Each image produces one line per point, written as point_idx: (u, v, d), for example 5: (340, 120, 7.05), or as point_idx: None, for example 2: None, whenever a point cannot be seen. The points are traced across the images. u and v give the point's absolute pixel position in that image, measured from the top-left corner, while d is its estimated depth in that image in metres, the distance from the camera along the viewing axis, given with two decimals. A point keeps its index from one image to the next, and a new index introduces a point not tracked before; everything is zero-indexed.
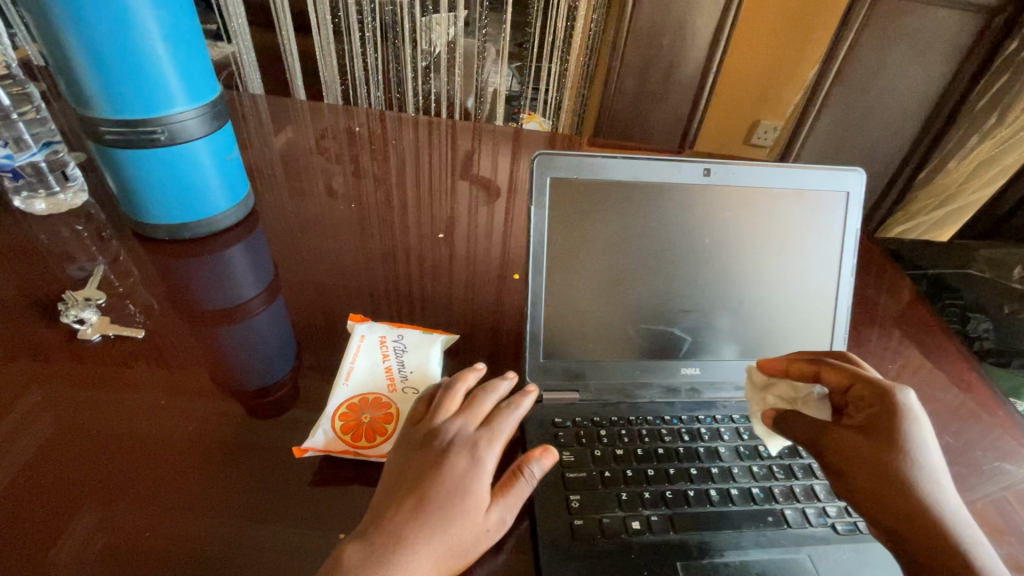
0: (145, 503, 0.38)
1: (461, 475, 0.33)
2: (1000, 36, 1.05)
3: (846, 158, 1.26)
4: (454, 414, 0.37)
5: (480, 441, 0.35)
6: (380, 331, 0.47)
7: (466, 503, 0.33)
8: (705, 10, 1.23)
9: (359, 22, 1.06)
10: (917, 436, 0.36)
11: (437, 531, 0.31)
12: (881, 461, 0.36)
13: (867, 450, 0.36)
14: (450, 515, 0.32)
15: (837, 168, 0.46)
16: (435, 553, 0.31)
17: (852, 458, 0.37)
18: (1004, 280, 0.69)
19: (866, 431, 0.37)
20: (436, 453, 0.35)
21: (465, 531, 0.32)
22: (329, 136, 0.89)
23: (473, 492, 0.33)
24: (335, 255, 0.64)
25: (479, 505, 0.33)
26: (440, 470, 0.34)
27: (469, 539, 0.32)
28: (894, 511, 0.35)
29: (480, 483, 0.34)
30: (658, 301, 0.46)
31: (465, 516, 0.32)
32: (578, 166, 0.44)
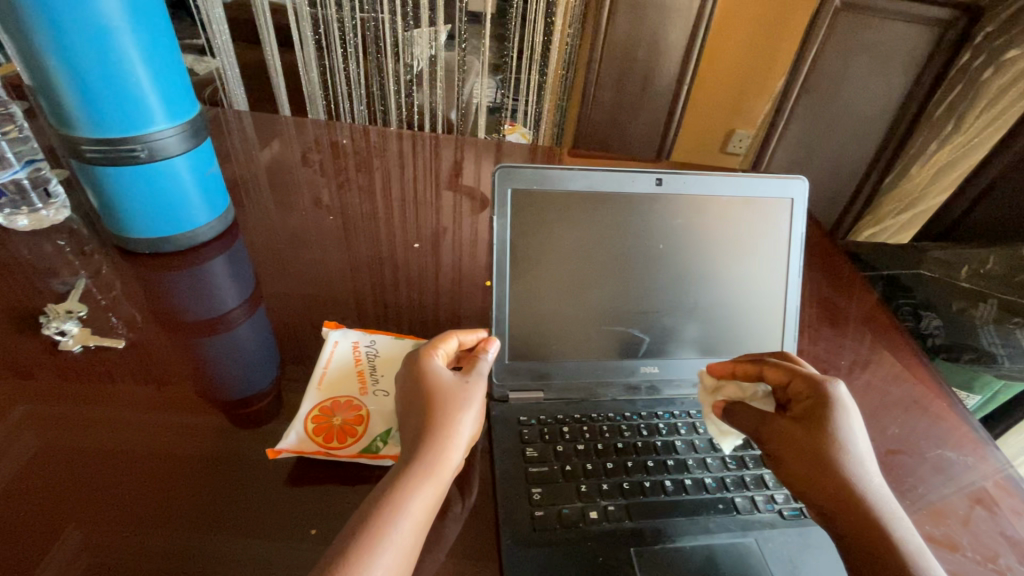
0: (123, 518, 0.39)
1: (425, 377, 0.40)
2: (954, 48, 1.10)
3: (815, 165, 1.30)
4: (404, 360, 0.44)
5: (417, 354, 0.42)
6: (354, 337, 0.49)
7: (441, 389, 0.39)
8: (678, 24, 1.27)
9: (342, 39, 1.08)
10: (848, 426, 0.40)
11: (439, 412, 0.38)
12: (819, 454, 0.39)
13: (807, 444, 0.39)
14: (439, 400, 0.39)
15: (782, 177, 0.49)
16: (449, 421, 0.38)
17: (795, 452, 0.40)
18: (951, 279, 0.69)
19: (804, 425, 0.40)
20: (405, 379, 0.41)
21: (459, 399, 0.39)
22: (312, 149, 0.91)
23: (439, 379, 0.40)
24: (315, 265, 0.66)
25: (452, 382, 0.40)
26: (418, 384, 0.40)
27: (466, 402, 0.39)
28: (834, 503, 0.38)
29: (437, 372, 0.41)
30: (617, 303, 0.48)
31: (450, 392, 0.39)
32: (539, 177, 0.46)
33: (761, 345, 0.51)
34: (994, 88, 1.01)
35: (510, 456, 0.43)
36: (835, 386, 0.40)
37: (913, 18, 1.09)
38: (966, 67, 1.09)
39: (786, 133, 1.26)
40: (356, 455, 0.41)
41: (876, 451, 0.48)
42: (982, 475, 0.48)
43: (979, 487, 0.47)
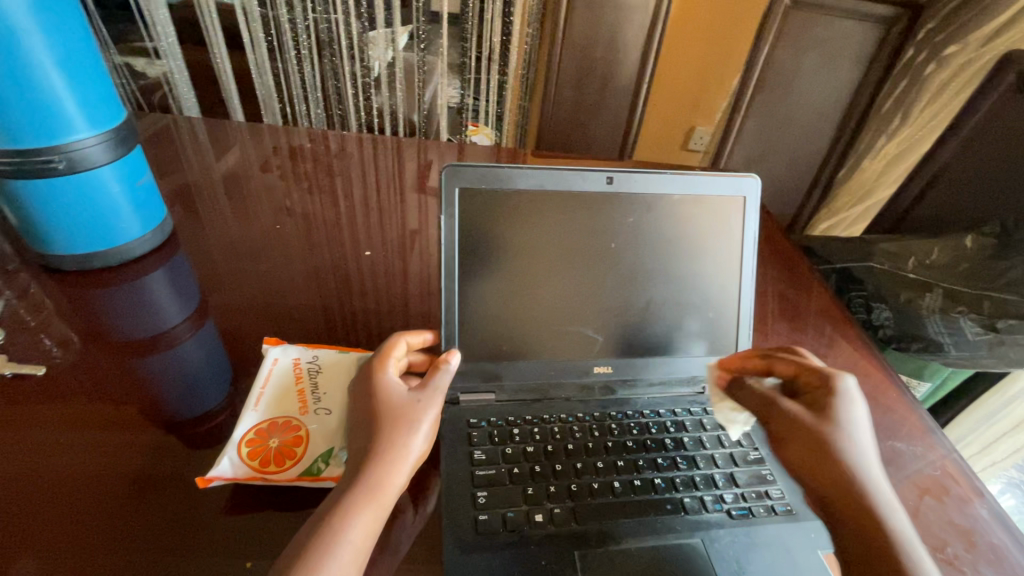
0: (68, 547, 0.36)
1: (376, 391, 0.39)
2: (899, 44, 1.13)
3: (773, 160, 1.32)
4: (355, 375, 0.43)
5: (369, 367, 0.41)
6: (294, 353, 0.46)
7: (391, 402, 0.39)
8: (635, 23, 1.27)
9: (295, 41, 1.05)
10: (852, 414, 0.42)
11: (386, 428, 0.37)
12: (822, 436, 0.40)
13: (811, 428, 0.41)
14: (387, 415, 0.38)
15: (732, 175, 0.49)
16: (395, 436, 0.37)
17: (797, 434, 0.41)
18: (899, 270, 0.69)
19: (811, 411, 0.42)
20: (357, 392, 0.41)
21: (407, 416, 0.38)
22: (263, 155, 0.88)
23: (390, 392, 0.39)
24: (262, 276, 0.63)
25: (402, 395, 0.40)
26: (368, 400, 0.39)
27: (414, 418, 0.39)
28: (829, 484, 0.39)
29: (391, 386, 0.40)
30: (569, 306, 0.48)
31: (398, 407, 0.39)
32: (486, 176, 0.45)
33: (714, 343, 0.50)
34: (937, 82, 1.04)
35: (457, 461, 0.41)
36: (845, 380, 0.43)
37: (860, 16, 1.12)
38: (910, 63, 1.13)
39: (744, 129, 1.27)
40: (295, 479, 0.38)
41: None
42: (931, 464, 0.48)
43: (927, 476, 0.47)
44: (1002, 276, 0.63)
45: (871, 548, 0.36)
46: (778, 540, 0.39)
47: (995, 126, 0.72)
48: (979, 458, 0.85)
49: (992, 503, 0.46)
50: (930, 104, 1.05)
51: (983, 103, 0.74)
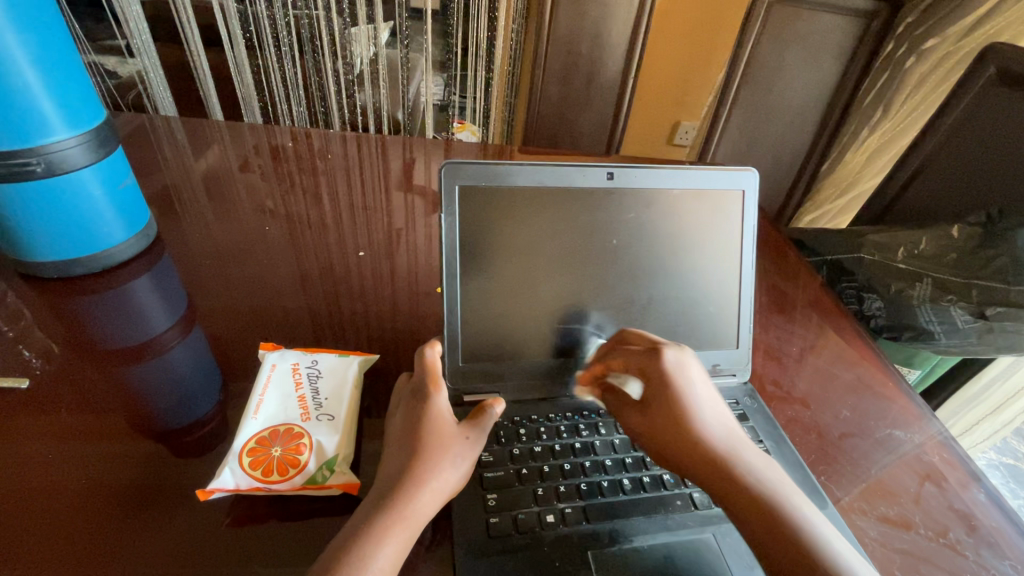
0: (58, 564, 0.34)
1: (423, 411, 0.38)
2: (879, 38, 1.15)
3: (757, 154, 1.34)
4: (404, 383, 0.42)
5: (419, 383, 0.40)
6: (292, 358, 0.44)
7: (435, 427, 0.37)
8: (620, 18, 1.27)
9: (273, 35, 1.01)
10: (701, 393, 0.41)
11: (426, 455, 0.36)
12: (691, 430, 0.39)
13: (676, 423, 0.40)
14: (429, 440, 0.36)
15: (732, 169, 0.49)
16: (432, 467, 0.35)
17: (670, 433, 0.40)
18: (887, 261, 0.70)
19: (667, 403, 0.41)
20: (404, 407, 0.39)
21: (448, 447, 0.36)
22: (247, 155, 0.86)
23: (436, 417, 0.37)
24: (252, 279, 0.62)
25: (448, 423, 0.37)
26: (418, 423, 0.37)
27: (454, 450, 0.37)
28: (714, 488, 0.38)
29: (439, 408, 0.38)
30: (572, 303, 0.47)
31: (440, 435, 0.37)
32: (485, 173, 0.44)
33: (715, 336, 0.50)
34: (917, 75, 1.06)
35: None
36: (663, 367, 0.41)
37: (840, 10, 1.14)
38: (891, 56, 1.14)
39: (729, 124, 1.28)
40: (300, 488, 0.37)
41: (831, 435, 0.49)
42: (930, 452, 0.49)
43: (926, 464, 0.48)
44: (989, 265, 0.63)
45: (774, 539, 0.35)
46: None
47: (977, 118, 0.74)
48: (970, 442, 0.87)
49: (989, 488, 0.47)
50: (910, 97, 1.07)
51: (965, 95, 0.75)
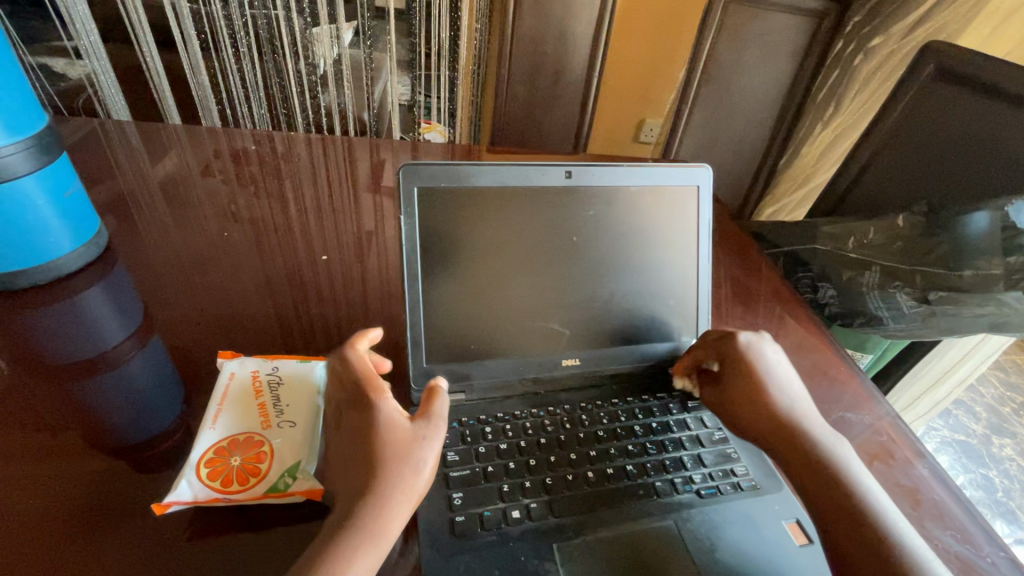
0: None
1: (371, 420, 0.37)
2: (829, 36, 1.19)
3: (720, 150, 1.37)
4: (337, 386, 0.40)
5: (360, 388, 0.38)
6: (252, 366, 0.44)
7: (388, 435, 0.36)
8: (583, 17, 1.28)
9: (230, 39, 0.97)
10: (777, 371, 0.47)
11: (386, 467, 0.35)
12: (765, 400, 0.45)
13: (750, 393, 0.46)
14: (382, 452, 0.36)
15: (686, 165, 0.50)
16: (397, 479, 0.35)
17: (746, 402, 0.46)
18: (840, 250, 0.74)
19: (743, 377, 0.47)
20: (347, 415, 0.38)
21: (408, 454, 0.36)
22: (204, 159, 0.83)
23: (386, 425, 0.37)
24: (210, 286, 0.60)
25: (401, 428, 0.37)
26: (364, 435, 0.36)
27: (415, 456, 0.36)
28: (801, 463, 0.42)
29: (386, 414, 0.37)
30: (535, 302, 0.48)
31: (396, 443, 0.36)
32: (444, 174, 0.44)
33: (676, 329, 0.52)
34: (863, 72, 1.11)
35: None
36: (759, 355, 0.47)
37: (793, 10, 1.17)
38: (840, 53, 1.19)
39: (691, 121, 1.31)
40: (261, 496, 0.36)
41: None
42: (880, 432, 0.52)
43: (877, 443, 0.50)
44: (932, 251, 0.66)
45: (822, 488, 0.40)
46: (746, 515, 0.41)
47: (919, 113, 0.77)
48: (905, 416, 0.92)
49: (933, 463, 0.49)
50: (860, 93, 1.12)
51: (907, 91, 0.79)
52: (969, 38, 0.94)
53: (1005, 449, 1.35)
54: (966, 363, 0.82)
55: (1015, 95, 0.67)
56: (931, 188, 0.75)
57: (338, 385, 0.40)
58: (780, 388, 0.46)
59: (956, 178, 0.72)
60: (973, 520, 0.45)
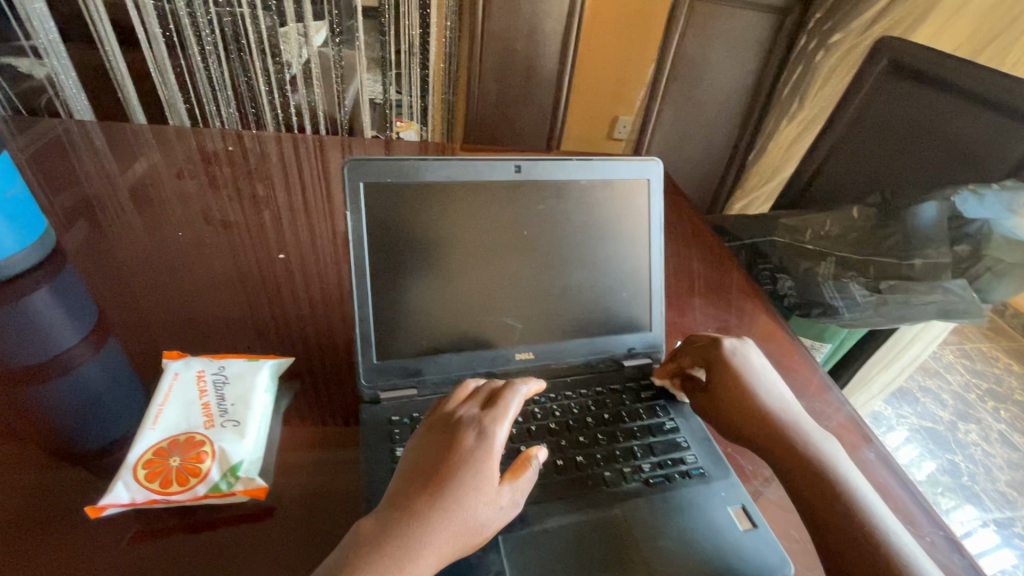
0: None
1: (474, 452, 0.35)
2: (793, 33, 1.21)
3: (690, 146, 1.39)
4: (463, 404, 0.39)
5: (488, 420, 0.37)
6: (197, 366, 0.43)
7: (477, 479, 0.34)
8: (552, 13, 1.28)
9: (197, 37, 0.97)
10: (762, 374, 0.48)
11: (453, 504, 0.32)
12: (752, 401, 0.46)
13: (739, 395, 0.46)
14: (463, 489, 0.33)
15: (637, 159, 0.51)
16: (453, 525, 0.32)
17: (732, 404, 0.46)
18: (799, 243, 0.75)
19: (732, 380, 0.47)
20: (449, 432, 0.36)
21: (479, 508, 0.33)
22: (166, 160, 0.83)
23: (482, 469, 0.34)
24: (166, 287, 0.59)
25: (491, 482, 0.34)
26: (446, 461, 0.34)
27: (482, 516, 0.33)
28: (798, 470, 0.42)
29: (489, 458, 0.35)
30: (487, 297, 0.48)
31: (477, 491, 0.33)
32: (390, 169, 0.44)
33: (630, 321, 0.52)
34: (825, 69, 1.14)
35: (379, 461, 0.41)
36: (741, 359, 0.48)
37: (757, 7, 1.19)
38: (802, 51, 1.21)
39: (661, 117, 1.34)
40: (201, 496, 0.36)
41: None
42: (831, 420, 0.53)
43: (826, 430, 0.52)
44: (886, 243, 0.69)
45: (819, 496, 0.41)
46: (693, 502, 0.42)
47: (873, 107, 0.79)
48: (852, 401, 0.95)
49: (879, 447, 0.51)
50: (824, 88, 1.14)
51: (862, 86, 0.81)
52: (924, 33, 0.95)
53: (970, 435, 1.39)
54: (908, 347, 0.84)
55: (964, 88, 0.68)
56: (885, 181, 0.77)
57: (467, 402, 0.39)
58: (769, 391, 0.47)
59: (908, 170, 0.74)
60: (915, 502, 0.46)
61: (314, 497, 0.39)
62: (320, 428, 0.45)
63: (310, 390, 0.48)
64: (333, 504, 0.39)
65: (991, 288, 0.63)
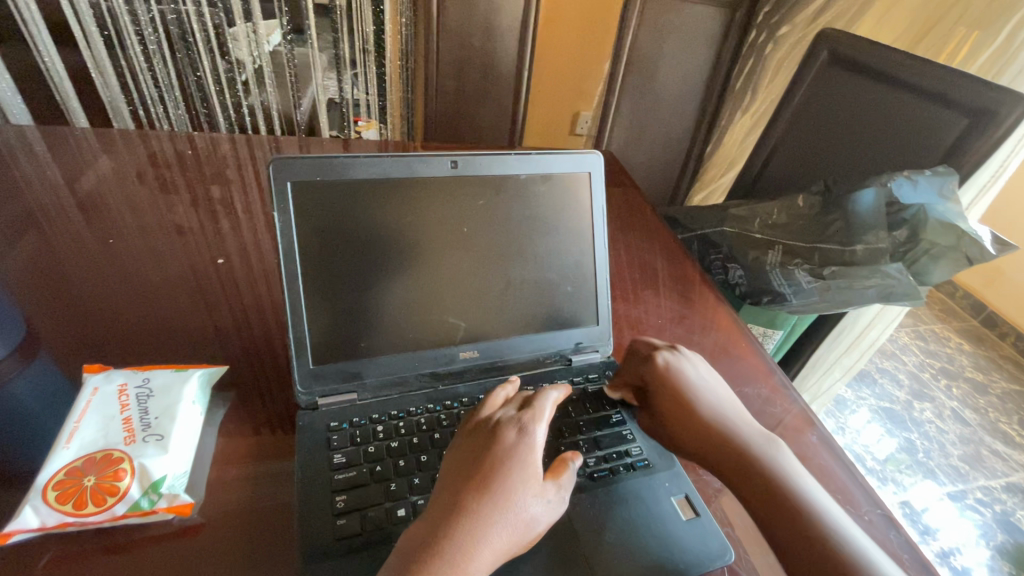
0: None
1: (516, 448, 0.35)
2: (744, 27, 1.24)
3: (650, 140, 1.41)
4: (498, 407, 0.39)
5: (526, 417, 0.37)
6: (119, 380, 0.41)
7: (523, 475, 0.35)
8: (509, 9, 1.20)
9: (139, 35, 0.93)
10: (704, 385, 0.47)
11: (502, 501, 0.33)
12: (698, 418, 0.45)
13: (686, 414, 0.45)
14: (509, 485, 0.34)
15: (577, 152, 0.51)
16: (506, 520, 0.33)
17: (683, 425, 0.45)
18: (747, 232, 0.77)
19: (674, 395, 0.46)
20: (488, 433, 0.36)
21: (528, 502, 0.34)
22: (101, 167, 0.79)
23: (526, 464, 0.35)
24: (95, 298, 0.56)
25: (537, 477, 0.35)
26: (490, 459, 0.35)
27: (531, 509, 0.34)
28: (742, 479, 0.42)
29: (532, 454, 0.36)
30: (428, 296, 0.47)
31: (524, 485, 0.34)
32: (317, 168, 0.42)
33: (576, 315, 0.52)
34: (774, 62, 1.17)
35: (314, 468, 0.40)
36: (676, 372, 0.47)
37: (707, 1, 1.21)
38: (753, 44, 1.24)
39: (619, 110, 1.35)
40: (121, 515, 0.34)
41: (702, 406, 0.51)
42: (775, 405, 0.54)
43: (773, 418, 0.52)
44: (829, 229, 0.71)
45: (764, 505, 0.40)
46: (637, 494, 0.42)
47: (817, 98, 0.81)
48: (802, 384, 0.97)
49: (821, 430, 0.52)
50: (772, 80, 1.17)
51: (805, 78, 0.82)
52: (865, 25, 0.97)
53: (925, 412, 1.44)
54: (851, 330, 0.86)
55: (893, 76, 0.70)
56: (829, 170, 0.78)
57: (503, 406, 0.39)
58: (714, 402, 0.46)
59: (850, 158, 0.76)
60: (855, 482, 0.47)
61: (244, 510, 0.38)
62: (256, 438, 0.43)
63: (247, 398, 0.47)
64: (264, 517, 0.37)
65: (928, 270, 0.65)
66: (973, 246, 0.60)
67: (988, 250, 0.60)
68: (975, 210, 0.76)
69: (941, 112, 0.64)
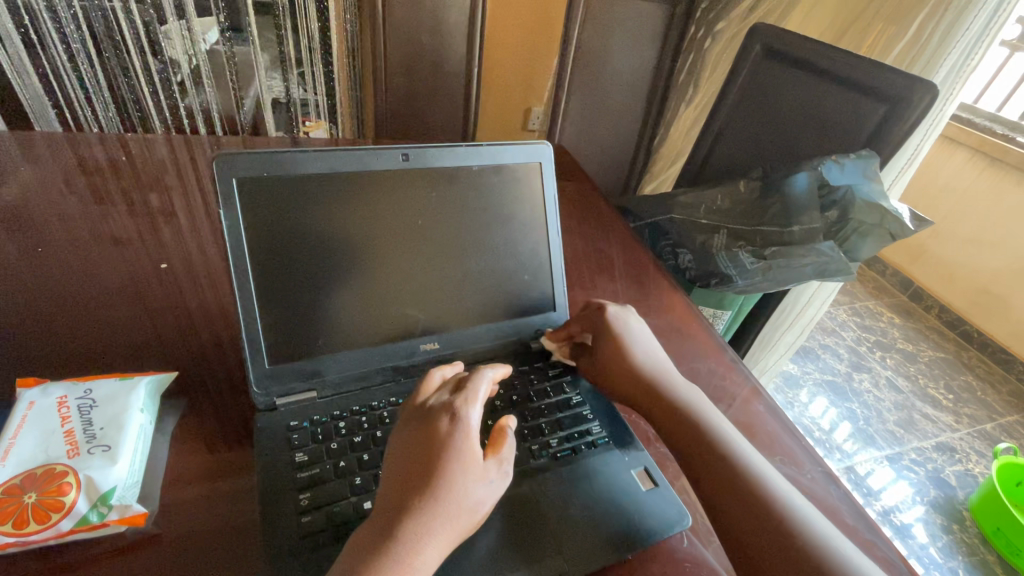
0: None
1: (451, 438, 0.35)
2: (683, 22, 1.29)
3: (601, 133, 1.44)
4: (432, 394, 0.39)
5: (459, 402, 0.37)
6: (58, 392, 0.39)
7: (461, 463, 0.35)
8: (457, 5, 1.17)
9: (60, 33, 0.87)
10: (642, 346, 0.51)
11: (443, 492, 0.33)
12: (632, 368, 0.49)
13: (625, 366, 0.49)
14: (448, 477, 0.34)
15: (528, 142, 0.52)
16: (450, 509, 0.33)
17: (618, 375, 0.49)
18: (694, 217, 0.80)
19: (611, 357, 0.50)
20: (425, 424, 0.36)
21: (471, 489, 0.34)
22: (23, 177, 0.74)
23: (463, 451, 0.35)
24: (25, 312, 0.53)
25: (475, 461, 0.35)
26: (426, 452, 0.35)
27: (475, 495, 0.35)
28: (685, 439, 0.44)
29: (468, 439, 0.36)
30: (387, 290, 0.47)
31: (464, 472, 0.35)
32: (263, 162, 0.42)
33: (534, 302, 0.53)
34: (714, 56, 1.23)
35: (276, 467, 0.39)
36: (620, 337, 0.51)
37: None
38: (693, 39, 1.30)
39: (569, 108, 1.37)
40: (67, 532, 0.33)
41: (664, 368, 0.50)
42: (725, 378, 0.57)
43: (724, 391, 0.55)
44: (768, 212, 0.75)
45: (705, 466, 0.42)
46: (598, 472, 0.43)
47: (751, 89, 0.85)
48: (750, 361, 1.03)
49: (768, 399, 0.55)
50: (713, 74, 1.23)
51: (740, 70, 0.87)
52: (796, 17, 1.02)
53: (863, 382, 1.55)
54: (786, 306, 0.91)
55: (818, 66, 0.75)
56: (765, 157, 0.83)
57: (440, 391, 0.39)
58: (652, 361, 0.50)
59: (784, 144, 0.81)
60: (799, 444, 0.51)
61: (205, 517, 0.37)
62: (211, 443, 0.42)
63: (199, 404, 0.45)
64: (225, 522, 0.37)
65: (857, 246, 0.70)
66: (894, 222, 0.66)
67: (907, 225, 0.65)
68: (897, 190, 0.82)
69: (863, 100, 0.69)
